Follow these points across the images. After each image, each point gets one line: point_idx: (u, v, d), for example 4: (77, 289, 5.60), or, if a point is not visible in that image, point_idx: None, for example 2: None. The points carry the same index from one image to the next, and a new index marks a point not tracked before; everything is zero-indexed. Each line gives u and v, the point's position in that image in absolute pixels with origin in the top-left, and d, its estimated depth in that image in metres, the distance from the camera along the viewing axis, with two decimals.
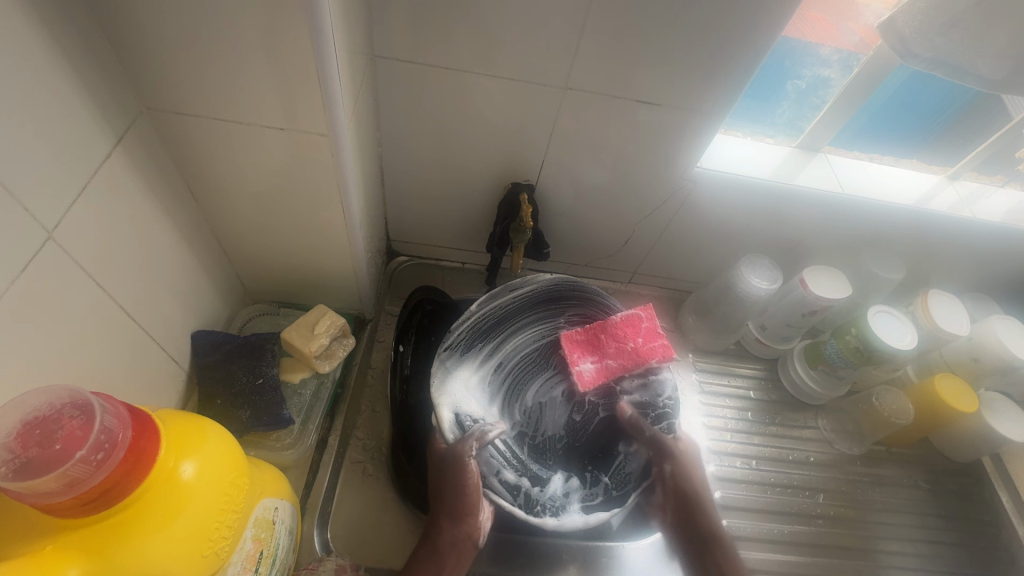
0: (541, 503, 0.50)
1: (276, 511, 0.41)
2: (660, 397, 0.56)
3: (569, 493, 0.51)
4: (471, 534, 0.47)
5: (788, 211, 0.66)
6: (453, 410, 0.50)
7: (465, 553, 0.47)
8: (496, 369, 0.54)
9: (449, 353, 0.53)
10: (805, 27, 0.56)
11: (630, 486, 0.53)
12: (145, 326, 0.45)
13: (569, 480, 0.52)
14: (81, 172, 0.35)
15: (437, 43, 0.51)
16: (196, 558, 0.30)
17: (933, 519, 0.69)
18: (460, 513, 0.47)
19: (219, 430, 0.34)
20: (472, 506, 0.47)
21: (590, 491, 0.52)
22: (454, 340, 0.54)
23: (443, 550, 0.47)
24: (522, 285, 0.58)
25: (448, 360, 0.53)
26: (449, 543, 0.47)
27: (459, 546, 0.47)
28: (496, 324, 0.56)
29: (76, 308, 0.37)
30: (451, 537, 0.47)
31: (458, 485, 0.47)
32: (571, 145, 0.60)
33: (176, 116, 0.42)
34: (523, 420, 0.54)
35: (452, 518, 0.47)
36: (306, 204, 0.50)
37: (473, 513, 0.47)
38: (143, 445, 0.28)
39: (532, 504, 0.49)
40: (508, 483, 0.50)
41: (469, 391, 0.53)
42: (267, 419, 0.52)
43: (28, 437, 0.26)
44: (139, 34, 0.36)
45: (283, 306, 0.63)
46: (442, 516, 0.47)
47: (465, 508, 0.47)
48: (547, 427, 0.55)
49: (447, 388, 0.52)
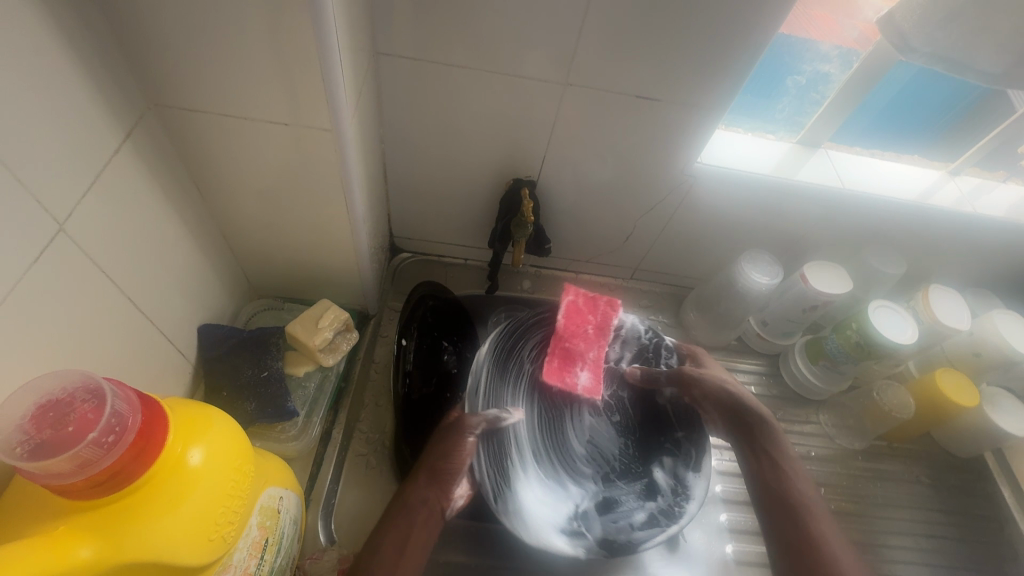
0: (676, 505, 0.52)
1: (281, 500, 0.42)
2: (642, 338, 0.63)
3: (670, 474, 0.54)
4: (443, 500, 0.47)
5: (789, 207, 0.66)
6: (556, 528, 0.49)
7: (433, 518, 0.46)
8: (536, 447, 0.53)
9: (490, 479, 0.49)
10: (807, 23, 0.56)
11: (694, 418, 0.57)
12: (153, 319, 0.45)
13: (659, 463, 0.55)
14: (91, 167, 0.36)
15: (438, 40, 0.51)
16: (203, 543, 0.31)
17: (935, 514, 0.69)
18: (441, 474, 0.48)
19: (225, 419, 0.35)
20: (452, 470, 0.48)
21: (682, 455, 0.55)
22: (482, 469, 0.49)
23: (413, 505, 0.46)
24: (478, 376, 0.55)
25: (492, 478, 0.49)
26: (422, 500, 0.46)
27: (430, 508, 0.46)
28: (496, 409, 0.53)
29: (87, 300, 0.38)
30: (424, 495, 0.47)
31: (444, 446, 0.49)
32: (572, 141, 0.60)
33: (183, 112, 0.42)
34: (587, 461, 0.54)
35: (432, 476, 0.48)
36: (310, 200, 0.51)
37: (451, 478, 0.48)
38: (152, 431, 0.29)
39: (667, 510, 0.52)
40: (635, 521, 0.51)
41: (530, 490, 0.50)
42: (271, 411, 0.53)
43: (42, 419, 0.27)
44: (146, 32, 0.37)
45: (287, 301, 0.64)
46: (422, 473, 0.48)
47: (444, 470, 0.48)
48: (611, 448, 0.55)
49: (513, 510, 0.48)
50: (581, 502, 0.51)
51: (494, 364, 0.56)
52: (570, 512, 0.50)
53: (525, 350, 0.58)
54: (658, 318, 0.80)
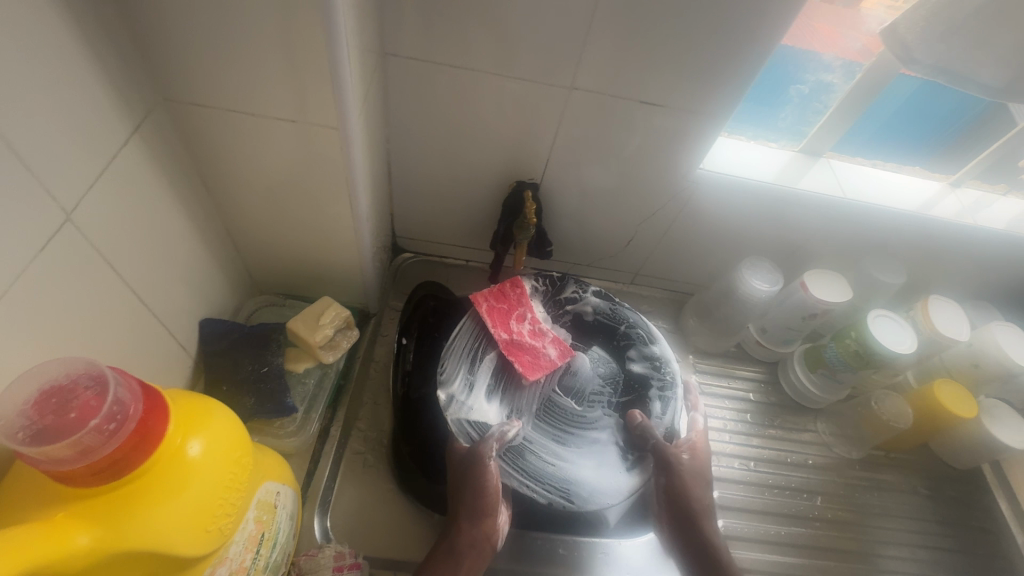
0: (665, 377, 0.62)
1: (278, 496, 0.42)
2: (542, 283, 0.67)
3: (644, 360, 0.64)
4: (489, 534, 0.50)
5: (790, 214, 0.67)
6: (618, 477, 0.56)
7: (481, 556, 0.49)
8: (555, 436, 0.57)
9: (556, 494, 0.53)
10: (808, 35, 0.57)
11: (621, 313, 0.67)
12: (155, 311, 0.46)
13: (630, 358, 0.65)
14: (99, 159, 0.37)
15: (445, 41, 0.52)
16: (201, 534, 0.31)
17: (931, 525, 0.69)
18: (480, 512, 0.50)
19: (226, 412, 0.35)
20: (489, 506, 0.50)
21: (636, 343, 0.65)
22: (542, 493, 0.53)
23: (461, 550, 0.48)
24: (458, 413, 0.55)
25: (555, 491, 0.54)
26: (468, 543, 0.49)
27: (477, 547, 0.49)
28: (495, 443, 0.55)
29: (90, 291, 0.38)
30: (468, 539, 0.49)
31: (477, 483, 0.50)
32: (576, 144, 0.60)
33: (191, 106, 0.43)
34: (593, 402, 0.61)
35: (471, 515, 0.50)
36: (314, 197, 0.51)
37: (491, 513, 0.50)
38: (153, 420, 0.29)
39: (664, 385, 0.62)
40: (660, 414, 0.60)
41: (581, 473, 0.55)
42: (271, 406, 0.53)
43: (45, 406, 0.27)
44: (158, 26, 0.37)
45: (288, 297, 0.64)
46: (462, 516, 0.50)
47: (483, 508, 0.50)
48: (597, 382, 0.63)
49: (591, 497, 0.54)
50: (608, 437, 0.58)
51: (473, 399, 0.57)
52: (614, 450, 0.58)
53: (480, 367, 0.59)
54: (658, 323, 0.80)
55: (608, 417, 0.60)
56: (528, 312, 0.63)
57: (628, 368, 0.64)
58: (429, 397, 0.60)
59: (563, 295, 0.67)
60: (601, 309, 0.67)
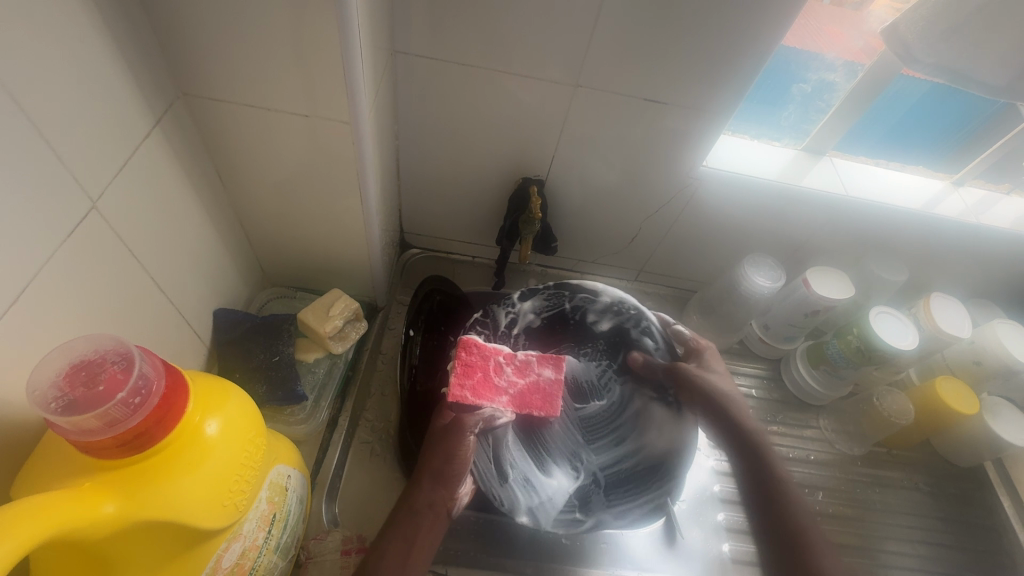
0: (631, 313, 0.60)
1: (289, 479, 0.44)
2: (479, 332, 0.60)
3: (607, 315, 0.61)
4: (448, 500, 0.47)
5: (793, 212, 0.67)
6: (680, 435, 0.56)
7: (438, 520, 0.46)
8: (615, 441, 0.60)
9: (659, 492, 0.57)
10: (815, 36, 0.58)
11: (559, 289, 0.61)
12: (172, 299, 0.47)
13: (594, 323, 0.63)
14: (123, 150, 0.38)
15: (454, 40, 0.53)
16: (216, 509, 0.32)
17: (932, 521, 0.70)
18: (444, 477, 0.48)
19: (241, 394, 0.37)
20: (456, 474, 0.48)
21: (591, 305, 0.61)
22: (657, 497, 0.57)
23: (419, 511, 0.45)
24: (548, 521, 0.53)
25: (654, 489, 0.57)
26: (426, 505, 0.46)
27: (435, 508, 0.46)
28: (580, 497, 0.57)
29: (111, 278, 0.39)
30: (428, 499, 0.46)
31: (448, 451, 0.49)
32: (580, 141, 0.62)
33: (209, 101, 0.44)
34: (606, 383, 0.63)
35: (435, 480, 0.47)
36: (325, 191, 0.52)
37: (455, 481, 0.48)
38: (175, 397, 0.31)
39: (640, 324, 0.60)
40: (655, 342, 0.60)
41: (657, 448, 0.57)
42: (281, 394, 0.54)
43: (75, 378, 0.28)
44: (180, 23, 0.39)
45: (299, 290, 0.66)
46: (424, 476, 0.47)
47: (449, 472, 0.48)
48: (588, 366, 0.65)
49: (679, 457, 0.56)
50: (642, 401, 0.60)
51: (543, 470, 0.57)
52: (657, 405, 0.58)
53: (509, 453, 0.56)
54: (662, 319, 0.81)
55: (626, 383, 0.62)
56: (497, 359, 0.59)
57: (601, 328, 0.63)
58: (436, 391, 0.62)
59: (502, 325, 0.61)
60: (540, 309, 0.62)
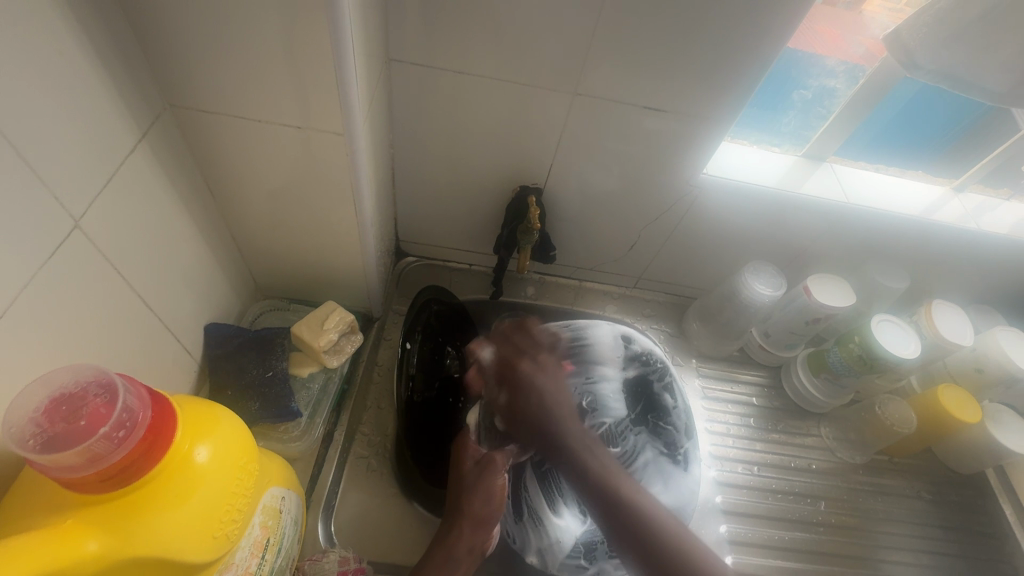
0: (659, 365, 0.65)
1: (283, 501, 0.42)
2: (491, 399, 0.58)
3: (634, 363, 0.65)
4: (484, 543, 0.51)
5: (794, 219, 0.67)
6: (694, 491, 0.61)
7: (474, 563, 0.50)
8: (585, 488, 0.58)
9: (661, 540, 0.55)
10: (812, 40, 0.57)
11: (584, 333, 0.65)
12: (161, 316, 0.46)
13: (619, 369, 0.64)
14: (106, 167, 0.37)
15: (449, 48, 0.52)
16: (208, 540, 0.31)
17: (935, 530, 0.69)
18: (482, 519, 0.51)
19: (231, 418, 0.35)
20: (492, 516, 0.52)
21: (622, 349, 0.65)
22: None
23: (458, 556, 0.49)
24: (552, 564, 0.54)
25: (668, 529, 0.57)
26: (464, 550, 0.50)
27: (472, 554, 0.50)
28: (586, 545, 0.54)
29: (96, 298, 0.38)
30: (468, 544, 0.50)
31: (485, 492, 0.52)
32: (579, 149, 0.61)
33: (197, 113, 0.43)
34: (623, 433, 0.61)
35: (474, 525, 0.51)
36: (319, 203, 0.51)
37: (492, 525, 0.52)
38: (161, 426, 0.29)
39: (661, 374, 0.65)
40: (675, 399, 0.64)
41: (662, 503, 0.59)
42: (275, 411, 0.53)
43: (55, 413, 0.27)
44: (165, 33, 0.37)
45: (292, 301, 0.64)
46: (465, 523, 0.51)
47: (486, 517, 0.51)
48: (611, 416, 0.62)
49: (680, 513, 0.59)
50: (653, 454, 0.60)
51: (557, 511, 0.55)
52: (666, 461, 0.60)
53: (524, 489, 0.56)
54: (661, 327, 0.80)
55: (641, 433, 0.61)
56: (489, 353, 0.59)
57: (626, 376, 0.64)
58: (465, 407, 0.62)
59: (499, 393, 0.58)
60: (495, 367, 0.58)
